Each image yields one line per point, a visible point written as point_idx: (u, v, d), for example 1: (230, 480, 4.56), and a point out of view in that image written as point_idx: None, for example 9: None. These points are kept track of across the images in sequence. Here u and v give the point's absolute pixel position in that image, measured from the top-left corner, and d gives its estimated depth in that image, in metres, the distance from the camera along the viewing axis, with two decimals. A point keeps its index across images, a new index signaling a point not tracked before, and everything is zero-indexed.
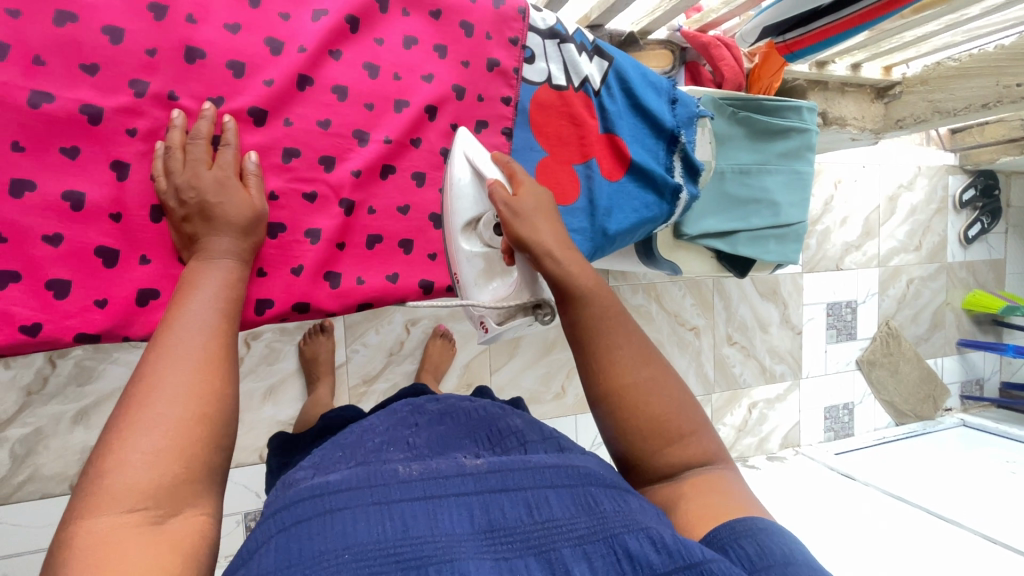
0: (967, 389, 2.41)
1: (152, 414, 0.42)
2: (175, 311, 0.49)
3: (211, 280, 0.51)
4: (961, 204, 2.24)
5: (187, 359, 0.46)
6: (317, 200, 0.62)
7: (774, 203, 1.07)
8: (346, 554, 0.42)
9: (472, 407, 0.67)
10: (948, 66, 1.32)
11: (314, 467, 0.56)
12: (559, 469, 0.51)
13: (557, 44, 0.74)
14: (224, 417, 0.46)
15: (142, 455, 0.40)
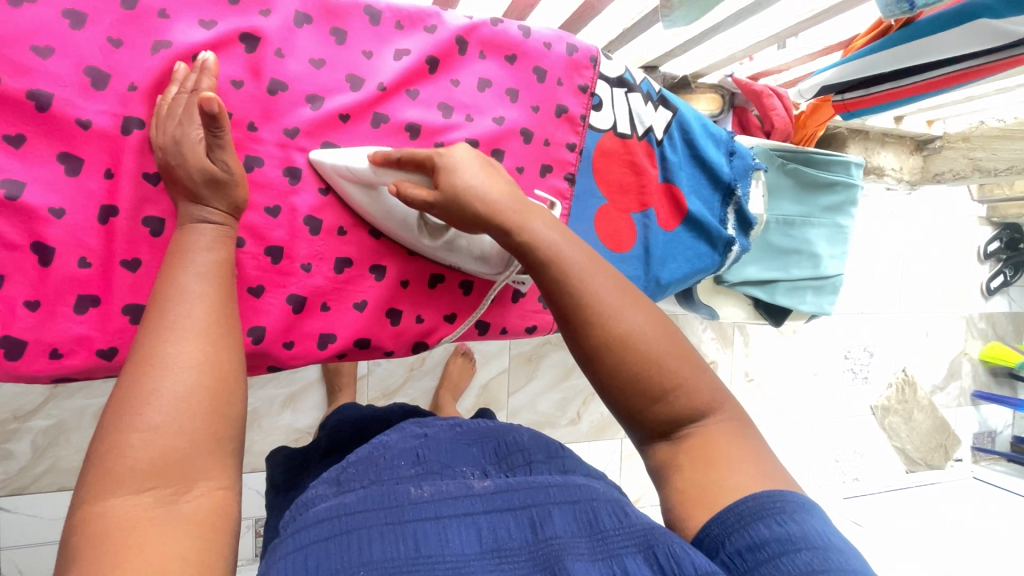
0: (978, 441, 2.39)
1: (152, 391, 0.41)
2: (166, 287, 0.46)
3: (194, 247, 0.48)
4: (986, 256, 2.23)
5: (182, 331, 0.43)
6: (384, 236, 0.60)
7: (814, 255, 1.07)
8: (361, 572, 0.42)
9: (480, 422, 0.64)
10: (992, 126, 1.32)
11: (332, 475, 0.55)
12: (563, 488, 0.50)
13: (624, 93, 0.75)
14: (231, 391, 0.44)
15: (141, 434, 0.39)
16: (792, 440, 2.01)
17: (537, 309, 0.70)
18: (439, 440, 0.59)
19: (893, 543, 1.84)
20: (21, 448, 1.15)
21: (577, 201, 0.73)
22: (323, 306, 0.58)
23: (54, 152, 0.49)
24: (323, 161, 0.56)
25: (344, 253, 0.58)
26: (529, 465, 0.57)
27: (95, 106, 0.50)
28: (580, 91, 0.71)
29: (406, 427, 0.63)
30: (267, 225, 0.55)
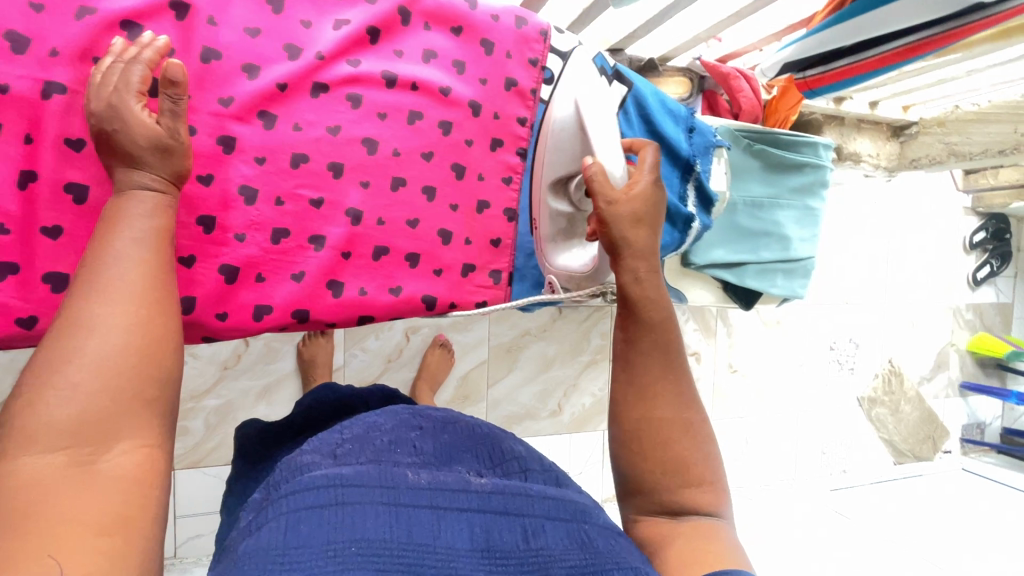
0: (968, 432, 2.38)
1: (74, 350, 0.40)
2: (107, 247, 0.45)
3: (131, 217, 0.47)
4: (972, 246, 2.22)
5: (115, 294, 0.43)
6: (323, 207, 0.59)
7: (783, 237, 1.06)
8: (353, 548, 0.44)
9: (472, 421, 0.63)
10: (966, 110, 1.31)
11: (321, 444, 0.54)
12: (557, 503, 0.52)
13: (576, 67, 0.74)
14: (158, 359, 0.44)
15: (62, 392, 0.39)
16: (776, 432, 2.00)
17: (486, 284, 0.69)
18: (437, 430, 0.59)
19: (880, 534, 1.82)
20: None
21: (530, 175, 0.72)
22: (260, 277, 0.57)
23: None
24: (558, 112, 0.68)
25: (281, 223, 0.58)
26: (525, 473, 0.57)
27: (14, 70, 0.47)
28: (530, 65, 0.70)
29: (398, 408, 0.62)
30: (199, 193, 0.54)
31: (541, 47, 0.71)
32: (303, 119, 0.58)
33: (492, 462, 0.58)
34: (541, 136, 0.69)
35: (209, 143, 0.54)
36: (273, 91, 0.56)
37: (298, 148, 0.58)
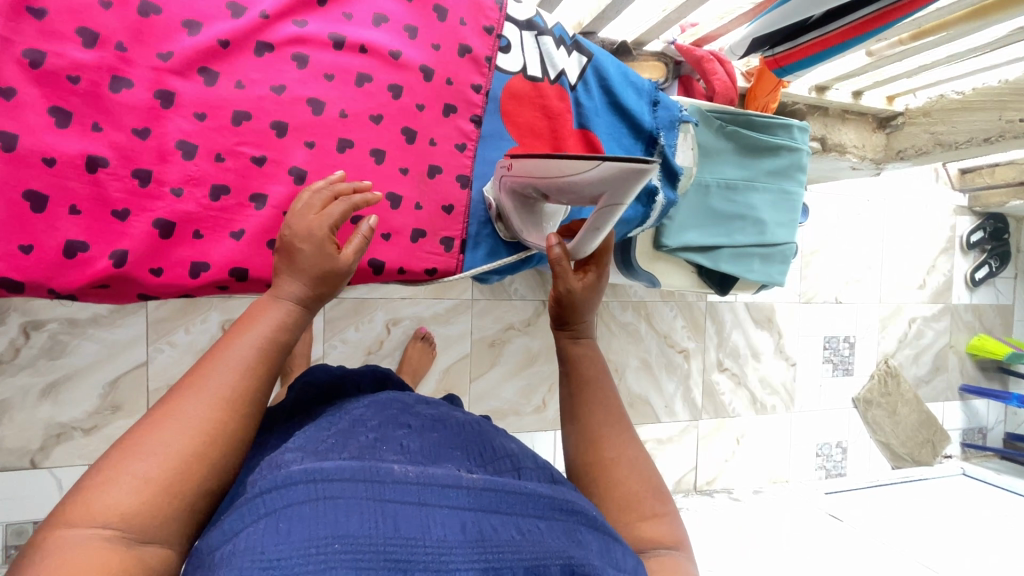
0: (969, 438, 2.31)
1: (160, 437, 0.44)
2: (218, 352, 0.49)
3: (262, 316, 0.52)
4: (968, 246, 2.19)
5: (210, 393, 0.47)
6: (264, 165, 0.59)
7: (759, 221, 1.04)
8: (335, 545, 0.41)
9: (463, 418, 0.60)
10: (950, 99, 1.29)
11: (300, 442, 0.52)
12: (551, 502, 0.50)
13: (533, 36, 0.74)
14: (216, 469, 0.46)
15: (132, 476, 0.42)
16: (767, 431, 1.96)
17: (437, 251, 0.68)
18: (427, 427, 0.56)
19: (874, 534, 1.74)
20: None
21: (485, 143, 0.71)
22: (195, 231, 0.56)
23: None
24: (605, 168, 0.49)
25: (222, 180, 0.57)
26: (518, 472, 0.54)
27: None
28: (485, 33, 0.70)
29: (386, 403, 0.60)
30: (136, 147, 0.54)
31: (497, 15, 0.71)
32: (246, 76, 0.58)
33: (484, 458, 0.55)
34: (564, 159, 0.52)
35: (147, 97, 0.54)
36: (214, 47, 0.56)
37: (241, 106, 0.57)
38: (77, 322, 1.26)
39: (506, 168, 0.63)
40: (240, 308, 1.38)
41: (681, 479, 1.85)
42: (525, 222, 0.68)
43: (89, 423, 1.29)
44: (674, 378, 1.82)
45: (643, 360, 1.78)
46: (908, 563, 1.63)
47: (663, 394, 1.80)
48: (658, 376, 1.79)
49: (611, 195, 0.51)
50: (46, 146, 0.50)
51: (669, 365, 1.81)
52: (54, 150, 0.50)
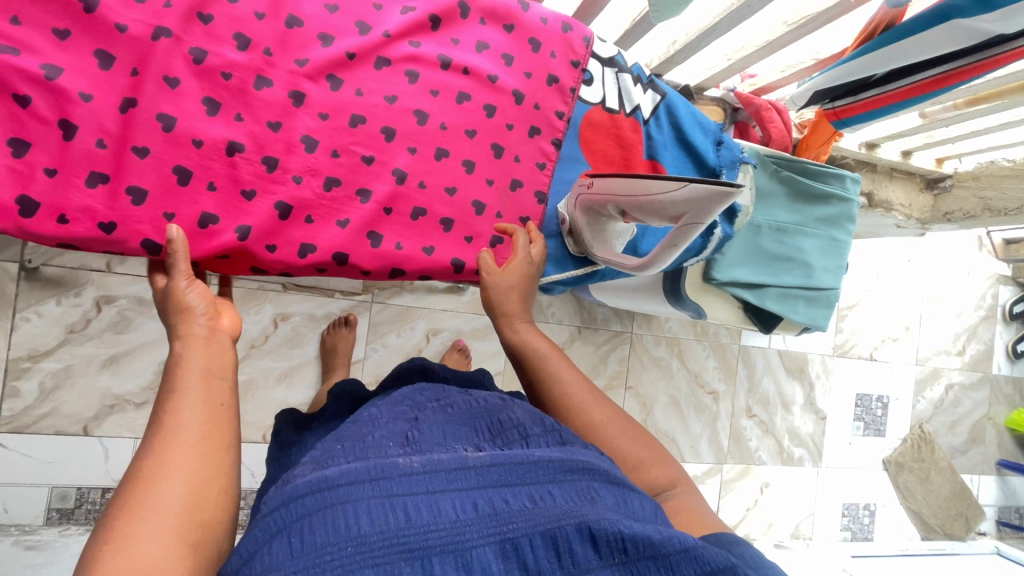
0: (1006, 516, 2.21)
1: (155, 493, 0.43)
2: (173, 412, 0.49)
3: (190, 376, 0.52)
4: (1011, 316, 2.15)
5: (189, 438, 0.47)
6: (372, 164, 0.65)
7: (806, 264, 1.07)
8: (350, 547, 0.43)
9: (470, 398, 0.63)
10: (1001, 165, 1.31)
11: (316, 454, 0.54)
12: (560, 466, 0.51)
13: (614, 72, 0.80)
14: (222, 505, 0.46)
15: (143, 531, 0.41)
16: (793, 484, 1.92)
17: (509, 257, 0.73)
18: (430, 420, 0.58)
19: None
20: (29, 388, 1.27)
21: (562, 164, 0.77)
22: (307, 219, 0.63)
23: (91, 48, 0.54)
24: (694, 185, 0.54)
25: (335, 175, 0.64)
26: (525, 439, 0.56)
27: (132, 15, 0.55)
28: (571, 66, 0.77)
29: (399, 400, 0.63)
30: (267, 138, 0.61)
31: (583, 50, 0.77)
32: (365, 86, 0.65)
33: (491, 435, 0.58)
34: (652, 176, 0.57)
35: (282, 96, 0.61)
36: (342, 58, 0.63)
37: (358, 111, 0.65)
38: (144, 300, 1.34)
39: (585, 186, 0.69)
40: (293, 304, 1.45)
41: None
42: (596, 238, 0.72)
43: (141, 397, 1.35)
44: (701, 419, 1.81)
45: (672, 397, 1.78)
46: None
47: (689, 433, 1.79)
48: (686, 414, 1.79)
49: (694, 214, 0.56)
50: (195, 130, 0.57)
51: (698, 405, 1.81)
52: (202, 134, 0.58)
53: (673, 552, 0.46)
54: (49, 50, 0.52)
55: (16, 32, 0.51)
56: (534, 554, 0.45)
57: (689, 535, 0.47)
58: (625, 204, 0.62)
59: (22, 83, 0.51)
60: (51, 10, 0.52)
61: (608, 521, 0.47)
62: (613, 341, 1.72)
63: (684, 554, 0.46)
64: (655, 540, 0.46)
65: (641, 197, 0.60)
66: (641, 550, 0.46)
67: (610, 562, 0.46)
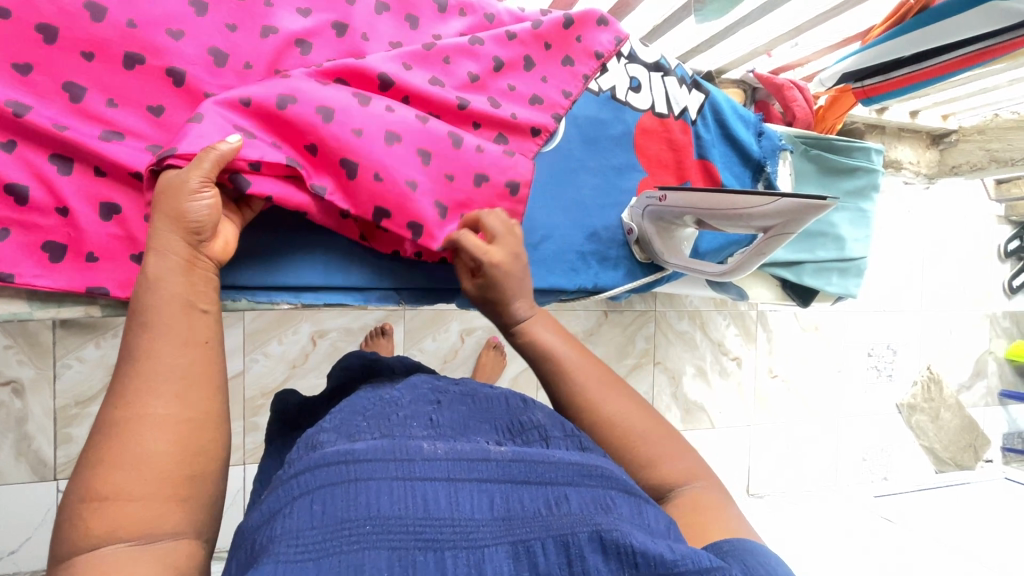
0: (1011, 442, 2.34)
1: (142, 405, 0.40)
2: (147, 354, 0.41)
3: (165, 313, 0.43)
4: (1006, 254, 2.24)
5: (171, 333, 0.42)
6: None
7: (838, 237, 1.11)
8: (368, 527, 0.38)
9: (495, 393, 0.53)
10: (1006, 118, 1.32)
11: (335, 418, 0.47)
12: (582, 469, 0.44)
13: (660, 76, 0.83)
14: (206, 448, 0.41)
15: (139, 442, 0.39)
16: (816, 437, 2.01)
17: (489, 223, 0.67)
18: (457, 403, 0.51)
19: (930, 535, 1.77)
20: (81, 433, 1.22)
21: (622, 173, 0.80)
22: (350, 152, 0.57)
23: (186, 120, 0.55)
24: (782, 201, 0.57)
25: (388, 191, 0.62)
26: (545, 440, 0.48)
27: (219, 82, 0.56)
28: (594, 57, 0.77)
29: (417, 381, 0.54)
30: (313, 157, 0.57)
31: (610, 47, 0.77)
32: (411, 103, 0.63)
33: (512, 432, 0.49)
34: (722, 191, 0.62)
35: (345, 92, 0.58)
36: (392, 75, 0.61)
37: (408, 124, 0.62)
38: None
39: (655, 199, 0.71)
40: (329, 319, 1.43)
41: (734, 484, 1.90)
42: (665, 246, 0.77)
43: None
44: (727, 384, 1.88)
45: (698, 368, 1.83)
46: (964, 562, 1.66)
47: (717, 400, 1.86)
48: (712, 382, 1.85)
49: (785, 225, 0.60)
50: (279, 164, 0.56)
51: (722, 372, 1.87)
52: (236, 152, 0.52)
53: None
54: (147, 129, 0.54)
55: (115, 116, 0.53)
56: (545, 560, 0.39)
57: (705, 556, 0.40)
58: (699, 213, 0.66)
59: (132, 162, 0.52)
60: (142, 89, 0.54)
61: (624, 535, 0.40)
62: (638, 321, 1.75)
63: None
64: (669, 560, 0.39)
65: (714, 207, 0.64)
66: (653, 569, 0.39)
67: None
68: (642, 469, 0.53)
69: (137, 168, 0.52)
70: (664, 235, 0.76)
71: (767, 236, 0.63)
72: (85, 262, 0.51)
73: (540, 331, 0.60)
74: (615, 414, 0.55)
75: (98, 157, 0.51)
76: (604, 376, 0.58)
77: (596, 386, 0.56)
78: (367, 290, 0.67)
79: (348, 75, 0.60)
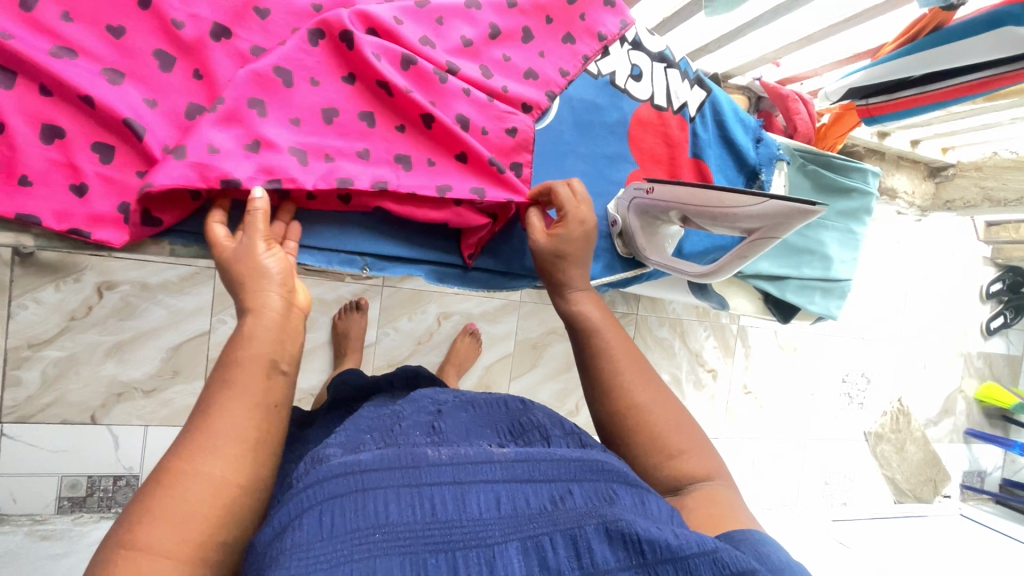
0: (969, 480, 2.37)
1: (204, 464, 0.41)
2: (218, 411, 0.44)
3: (247, 370, 0.46)
4: (988, 295, 2.26)
5: (241, 392, 0.45)
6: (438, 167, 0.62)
7: (825, 256, 1.09)
8: (378, 534, 0.37)
9: (491, 395, 0.56)
10: (1004, 158, 1.33)
11: (341, 434, 0.47)
12: (583, 464, 0.45)
13: (663, 67, 0.81)
14: (241, 514, 0.42)
15: (192, 496, 0.40)
16: (783, 457, 1.99)
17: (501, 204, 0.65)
18: (457, 409, 0.52)
19: (880, 563, 1.79)
20: (31, 377, 1.11)
21: (613, 163, 0.78)
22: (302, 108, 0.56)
23: (150, 47, 0.52)
24: (771, 201, 0.55)
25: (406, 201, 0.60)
26: (546, 439, 0.48)
27: (192, 10, 0.52)
28: (597, 38, 0.74)
29: (416, 396, 0.56)
30: (311, 129, 0.56)
31: (615, 30, 0.74)
32: (413, 68, 0.60)
33: (513, 434, 0.51)
34: (711, 185, 0.59)
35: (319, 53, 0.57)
36: (386, 27, 0.59)
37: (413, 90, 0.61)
38: (153, 283, 1.17)
39: (643, 190, 0.68)
40: (304, 288, 1.30)
41: None
42: (648, 242, 0.75)
43: (150, 385, 1.18)
44: (700, 395, 1.84)
45: (674, 376, 1.80)
46: None
47: (689, 410, 1.82)
48: (686, 391, 1.81)
49: (771, 228, 0.58)
50: (234, 110, 0.52)
51: (697, 383, 1.83)
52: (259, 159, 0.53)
53: (693, 559, 0.38)
54: (104, 51, 0.50)
55: (71, 34, 0.49)
56: (555, 556, 0.39)
57: (709, 537, 0.40)
58: (684, 207, 0.64)
59: (84, 85, 0.48)
60: (104, 8, 0.50)
61: (629, 522, 0.40)
62: (620, 323, 1.70)
63: (703, 557, 0.38)
64: (674, 545, 0.39)
65: (704, 198, 0.61)
66: (660, 555, 0.39)
67: (627, 566, 0.39)
68: (669, 459, 0.54)
69: (87, 91, 0.48)
70: (647, 231, 0.74)
71: (750, 238, 0.61)
72: (17, 186, 0.47)
73: (584, 304, 0.64)
74: (645, 404, 0.57)
75: (46, 74, 0.47)
76: (637, 364, 0.60)
77: (630, 372, 0.58)
78: (330, 251, 0.62)
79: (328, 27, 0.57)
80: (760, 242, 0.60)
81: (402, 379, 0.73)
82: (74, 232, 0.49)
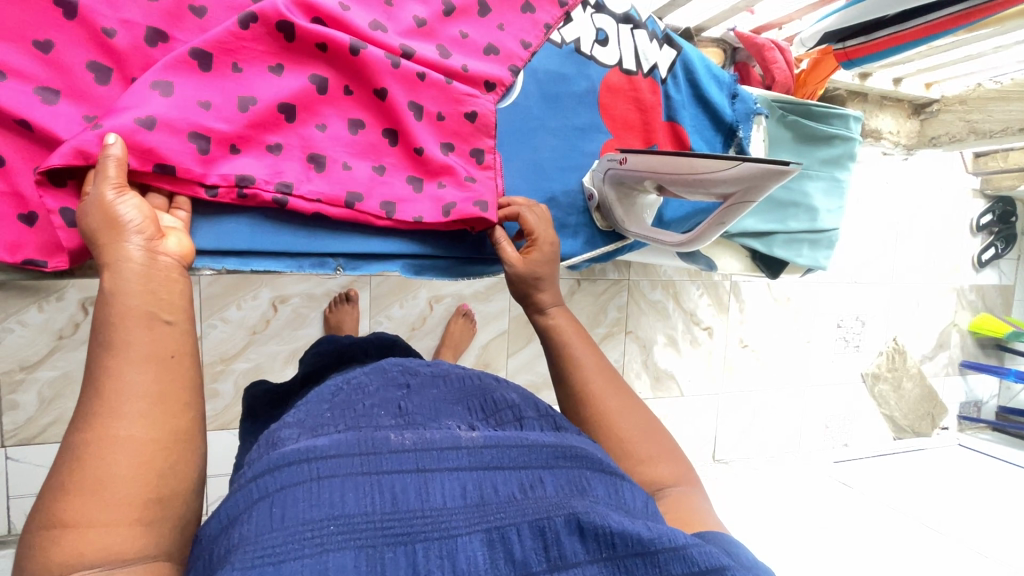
0: (966, 411, 2.42)
1: (112, 430, 0.40)
2: (110, 373, 0.41)
3: (127, 328, 0.43)
4: (979, 228, 2.25)
5: (136, 347, 0.42)
6: (387, 174, 0.62)
7: (811, 208, 1.07)
8: (333, 526, 0.37)
9: (464, 370, 0.55)
10: (989, 88, 1.30)
11: (300, 411, 0.46)
12: (555, 450, 0.45)
13: (629, 29, 0.78)
14: (178, 469, 0.41)
15: (106, 462, 0.39)
16: (784, 406, 2.02)
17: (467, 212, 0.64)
18: (428, 386, 0.51)
19: (882, 500, 1.85)
20: (27, 400, 1.09)
21: (584, 133, 0.76)
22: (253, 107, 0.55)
23: (82, 59, 0.50)
24: (744, 165, 0.54)
25: (334, 198, 0.58)
26: (519, 421, 0.49)
27: (123, 16, 0.51)
28: (557, 4, 0.72)
29: (385, 363, 0.54)
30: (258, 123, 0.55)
31: None
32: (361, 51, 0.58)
33: (486, 412, 0.51)
34: (685, 153, 0.58)
35: (263, 46, 0.55)
36: (331, 13, 0.57)
37: (367, 78, 0.60)
38: None
39: (616, 161, 0.68)
40: (291, 285, 1.28)
41: (699, 450, 1.90)
42: (627, 214, 0.74)
43: None
44: (698, 353, 1.85)
45: (670, 337, 1.80)
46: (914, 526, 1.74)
47: (687, 368, 1.84)
48: (683, 351, 1.82)
49: (745, 193, 0.57)
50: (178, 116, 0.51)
51: (694, 341, 1.84)
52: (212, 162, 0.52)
53: (665, 553, 0.39)
54: (35, 68, 0.49)
55: None
56: (521, 547, 0.39)
57: (681, 533, 0.41)
58: (659, 179, 0.63)
59: (19, 108, 0.47)
60: (30, 22, 0.49)
61: (600, 516, 0.41)
62: (612, 290, 1.70)
63: (673, 553, 0.39)
64: (645, 539, 0.40)
65: (679, 167, 0.60)
66: (631, 548, 0.40)
67: (597, 559, 0.40)
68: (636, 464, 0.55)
69: (22, 114, 0.47)
70: (625, 203, 0.74)
71: (726, 206, 0.60)
72: None
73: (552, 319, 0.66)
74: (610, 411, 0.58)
75: None
76: (606, 377, 0.61)
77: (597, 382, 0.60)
78: (299, 256, 0.62)
79: (267, 18, 0.54)
80: (736, 210, 0.59)
81: (377, 348, 0.71)
82: (28, 261, 0.51)
